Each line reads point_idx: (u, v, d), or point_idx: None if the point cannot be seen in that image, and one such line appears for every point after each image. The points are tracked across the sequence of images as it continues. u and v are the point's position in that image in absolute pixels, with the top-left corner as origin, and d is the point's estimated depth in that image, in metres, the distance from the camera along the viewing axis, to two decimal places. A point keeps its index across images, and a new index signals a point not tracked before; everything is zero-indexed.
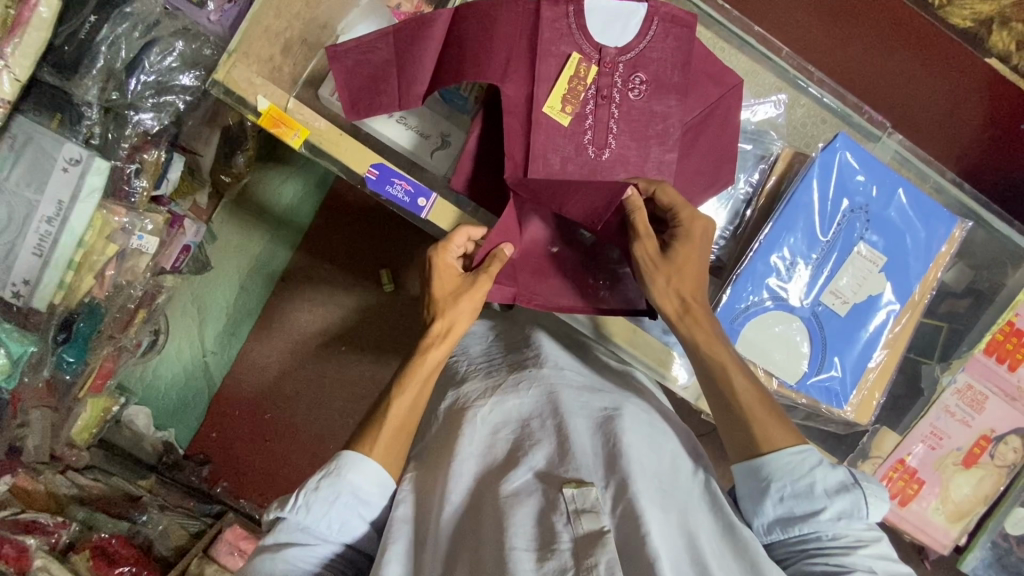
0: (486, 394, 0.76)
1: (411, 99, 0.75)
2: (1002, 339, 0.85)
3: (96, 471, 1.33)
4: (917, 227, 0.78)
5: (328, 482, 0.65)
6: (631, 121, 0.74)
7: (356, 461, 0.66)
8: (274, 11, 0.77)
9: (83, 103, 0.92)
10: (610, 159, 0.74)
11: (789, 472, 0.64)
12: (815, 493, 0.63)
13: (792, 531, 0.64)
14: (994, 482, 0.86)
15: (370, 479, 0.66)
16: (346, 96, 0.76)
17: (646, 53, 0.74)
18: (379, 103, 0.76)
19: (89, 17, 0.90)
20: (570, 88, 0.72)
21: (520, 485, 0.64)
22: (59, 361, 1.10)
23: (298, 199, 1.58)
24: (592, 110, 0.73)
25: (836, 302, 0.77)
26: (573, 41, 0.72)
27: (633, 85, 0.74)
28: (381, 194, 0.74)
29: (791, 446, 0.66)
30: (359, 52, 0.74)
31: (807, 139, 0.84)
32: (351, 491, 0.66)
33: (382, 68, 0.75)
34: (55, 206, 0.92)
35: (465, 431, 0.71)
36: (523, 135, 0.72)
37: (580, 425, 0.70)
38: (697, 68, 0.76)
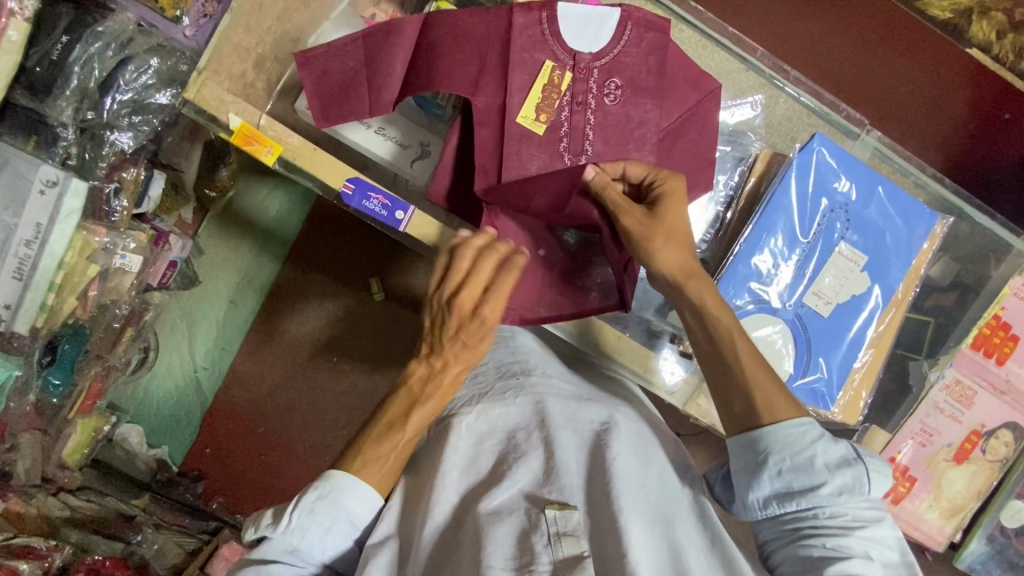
0: (472, 401, 0.75)
1: (381, 104, 0.75)
2: (989, 333, 0.85)
3: (89, 492, 1.27)
4: (898, 224, 0.77)
5: (322, 504, 0.63)
6: (608, 125, 0.75)
7: (354, 485, 0.64)
8: (245, 28, 0.78)
9: (58, 124, 0.91)
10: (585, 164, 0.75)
11: (789, 445, 0.63)
12: (815, 468, 0.63)
13: (789, 506, 0.63)
14: (986, 477, 0.86)
15: (365, 505, 0.64)
16: (316, 103, 0.76)
17: (620, 58, 0.75)
18: (348, 109, 0.76)
19: (60, 37, 0.89)
20: (545, 96, 0.74)
21: (503, 503, 0.64)
22: (44, 384, 1.11)
23: (284, 212, 1.58)
24: (568, 117, 0.75)
25: (819, 302, 0.77)
26: (547, 47, 0.74)
27: (609, 90, 0.75)
28: (358, 209, 0.74)
29: (791, 419, 0.65)
30: (329, 57, 0.75)
31: (789, 136, 0.84)
32: (345, 517, 0.64)
33: (352, 74, 0.75)
34: (33, 229, 0.91)
35: (449, 439, 0.70)
36: (496, 147, 0.74)
37: (567, 439, 0.70)
38: (671, 74, 0.77)
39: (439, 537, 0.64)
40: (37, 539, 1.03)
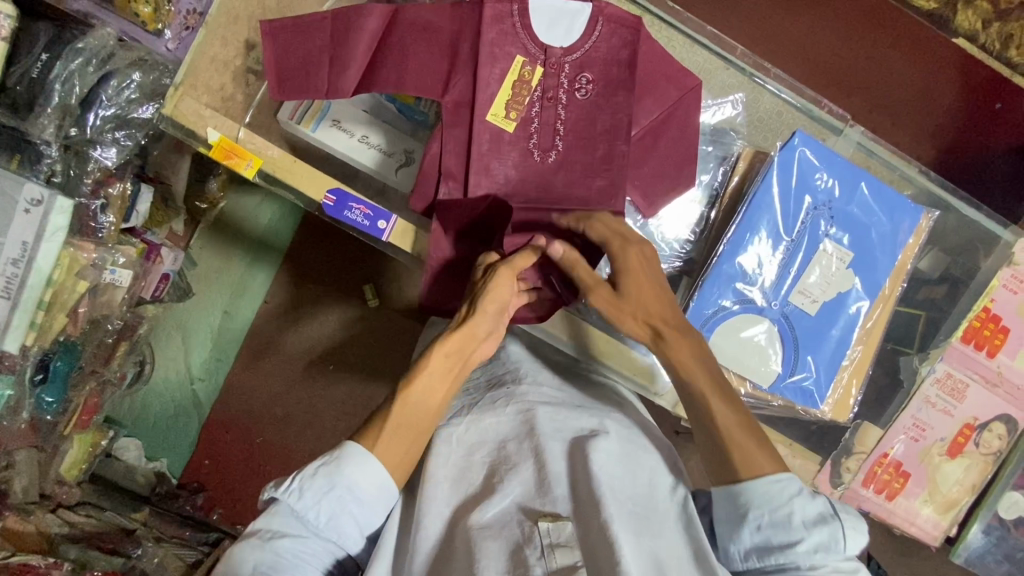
0: (463, 412, 0.76)
1: (340, 89, 0.74)
2: (979, 326, 0.84)
3: (89, 506, 1.27)
4: (882, 219, 0.77)
5: (326, 471, 0.60)
6: (581, 120, 0.75)
7: (359, 456, 0.61)
8: (221, 41, 0.77)
9: (42, 142, 0.91)
10: (556, 163, 0.75)
11: (769, 500, 0.63)
12: (793, 525, 0.61)
13: (769, 560, 0.61)
14: (980, 470, 0.87)
15: (368, 478, 0.61)
16: (273, 70, 0.74)
17: (591, 53, 0.75)
18: (305, 87, 0.74)
19: (40, 55, 0.90)
20: (514, 94, 0.74)
21: (495, 516, 0.63)
22: (37, 401, 1.10)
23: (276, 221, 1.57)
24: (538, 112, 0.75)
25: (806, 301, 0.77)
26: (517, 40, 0.74)
27: (580, 84, 0.75)
28: (340, 220, 0.73)
29: (771, 474, 0.64)
30: (295, 31, 0.74)
31: (768, 133, 0.84)
32: (347, 487, 0.60)
33: (315, 55, 0.74)
34: (19, 248, 0.89)
35: (438, 450, 0.71)
36: (466, 154, 0.74)
37: (555, 449, 0.69)
38: (649, 70, 0.76)
39: (432, 553, 0.63)
40: (36, 558, 1.02)
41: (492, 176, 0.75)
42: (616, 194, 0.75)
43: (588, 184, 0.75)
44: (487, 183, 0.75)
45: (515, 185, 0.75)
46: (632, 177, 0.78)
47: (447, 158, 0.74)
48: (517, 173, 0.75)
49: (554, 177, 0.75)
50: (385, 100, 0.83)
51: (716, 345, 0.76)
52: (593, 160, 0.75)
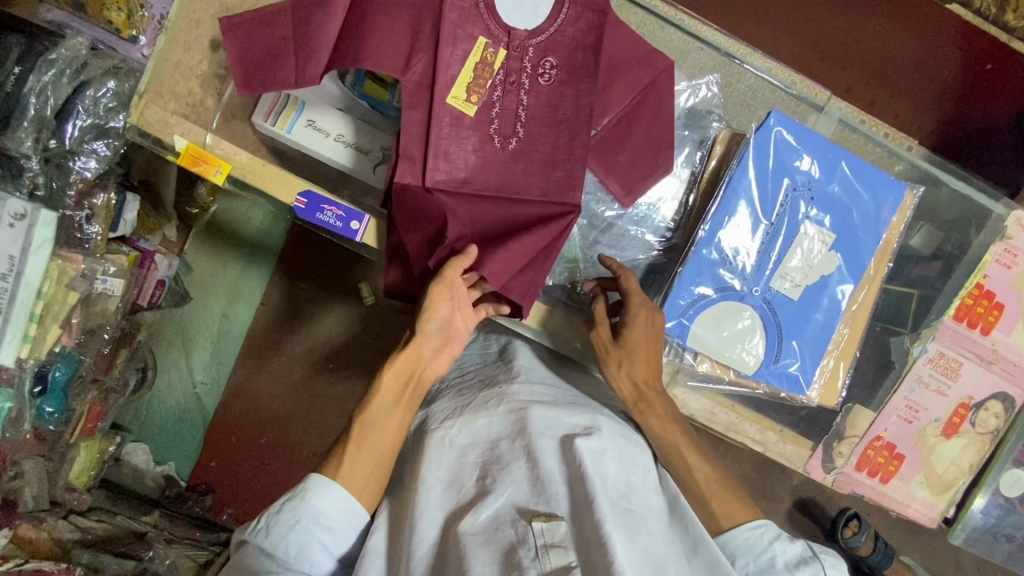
0: (454, 414, 0.75)
1: (308, 77, 0.73)
2: (971, 303, 0.82)
3: (100, 512, 1.29)
4: (865, 199, 0.76)
5: (291, 506, 0.63)
6: (543, 106, 0.74)
7: (322, 486, 0.64)
8: (183, 48, 0.80)
9: (21, 155, 0.91)
10: (518, 148, 0.75)
11: (750, 548, 0.68)
12: (776, 568, 0.66)
13: None
14: (977, 450, 0.85)
15: (335, 504, 0.64)
16: (239, 68, 0.74)
17: (555, 37, 0.74)
18: (271, 79, 0.74)
19: (13, 69, 0.88)
20: (476, 76, 0.73)
21: (488, 519, 0.62)
22: (39, 412, 1.11)
23: (268, 223, 1.56)
24: (500, 97, 0.74)
25: (788, 285, 0.76)
26: (481, 21, 0.73)
27: (544, 69, 0.74)
28: (313, 222, 0.75)
29: (748, 521, 0.70)
30: (256, 24, 0.73)
31: (744, 119, 0.86)
32: (315, 516, 0.63)
33: (280, 45, 0.73)
34: (7, 262, 0.88)
35: (431, 454, 0.70)
36: (422, 141, 0.73)
37: (547, 446, 0.68)
38: (616, 58, 0.76)
39: (428, 557, 0.62)
40: (48, 563, 1.04)
41: (452, 160, 0.74)
42: (574, 184, 0.74)
43: (552, 166, 0.74)
44: (457, 169, 0.73)
45: (486, 172, 0.74)
46: (609, 166, 0.78)
47: (407, 140, 0.73)
48: (476, 158, 0.74)
49: (513, 165, 0.75)
50: (357, 96, 0.81)
51: (697, 333, 0.75)
52: (555, 146, 0.75)
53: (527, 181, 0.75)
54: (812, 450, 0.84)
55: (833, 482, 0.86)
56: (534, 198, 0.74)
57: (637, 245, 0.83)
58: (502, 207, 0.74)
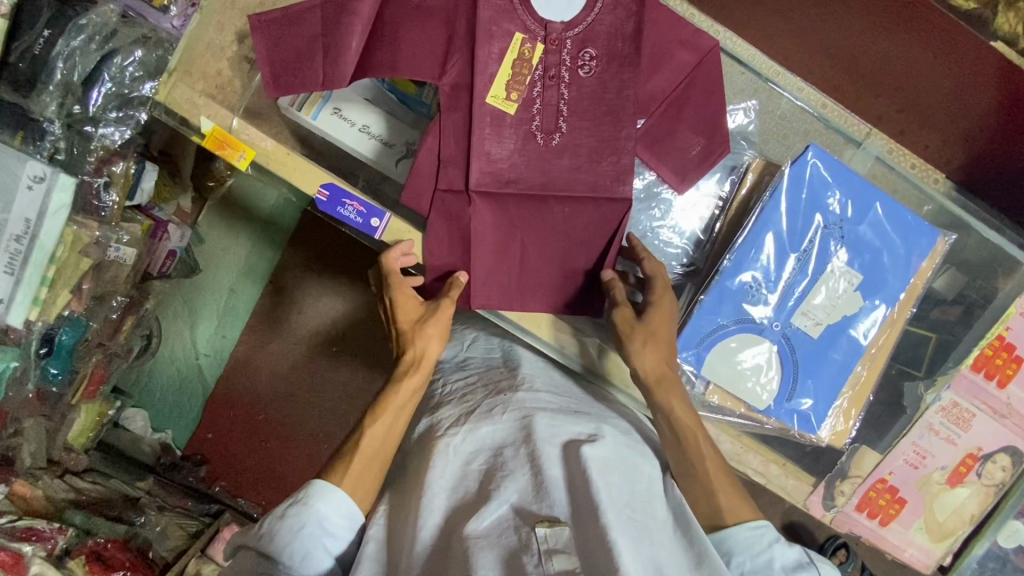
0: (459, 421, 0.75)
1: (335, 80, 0.72)
2: (991, 354, 0.83)
3: (96, 474, 1.31)
4: (896, 242, 0.75)
5: (295, 511, 0.64)
6: (584, 99, 0.73)
7: (324, 491, 0.65)
8: (215, 26, 0.79)
9: (44, 119, 0.90)
10: (561, 144, 0.73)
11: (749, 546, 0.66)
12: (773, 570, 0.65)
13: None
14: (981, 501, 0.84)
15: (337, 508, 0.65)
16: (268, 67, 0.73)
17: (594, 26, 0.72)
18: (300, 80, 0.73)
19: (42, 31, 0.87)
20: (514, 74, 0.71)
21: (491, 524, 0.62)
22: (43, 373, 1.09)
23: (282, 202, 1.55)
24: (540, 93, 0.72)
25: (808, 323, 0.75)
26: (516, 17, 0.71)
27: (584, 61, 0.72)
28: (332, 215, 0.75)
29: (750, 521, 0.68)
30: (284, 22, 0.72)
31: (782, 145, 0.84)
32: (318, 521, 0.64)
33: (308, 45, 0.72)
34: (23, 224, 0.88)
35: (435, 460, 0.69)
36: (466, 137, 0.72)
37: (553, 454, 0.68)
38: (650, 51, 0.74)
39: (427, 555, 0.62)
40: (41, 520, 1.08)
41: (494, 160, 0.72)
42: (624, 177, 0.73)
43: (598, 178, 0.73)
44: (481, 171, 0.72)
45: (518, 169, 0.73)
46: (661, 155, 0.77)
47: (448, 145, 0.73)
48: (520, 156, 0.73)
49: (558, 160, 0.73)
50: (387, 89, 0.80)
51: (710, 363, 0.75)
52: (598, 138, 0.73)
53: (574, 177, 0.73)
54: (814, 486, 0.84)
55: (832, 519, 0.86)
56: (583, 193, 0.73)
57: None
58: (551, 206, 0.74)
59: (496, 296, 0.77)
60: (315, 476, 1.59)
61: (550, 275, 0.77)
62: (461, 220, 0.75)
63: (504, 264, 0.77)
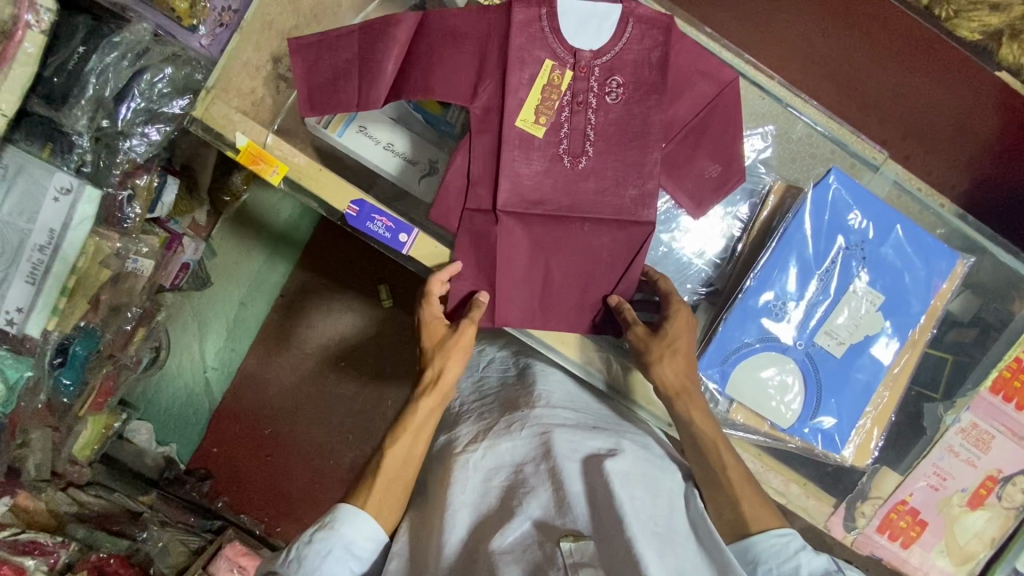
0: (477, 438, 0.75)
1: (368, 101, 0.75)
2: (1009, 377, 0.83)
3: (99, 487, 1.31)
4: (916, 264, 0.76)
5: (321, 536, 0.62)
6: (611, 123, 0.75)
7: (350, 515, 0.64)
8: (253, 46, 0.81)
9: (74, 132, 0.91)
10: (587, 168, 0.75)
11: (775, 554, 0.64)
12: None
13: None
14: (1001, 524, 0.85)
15: (364, 533, 0.64)
16: (305, 89, 0.76)
17: (622, 55, 0.74)
18: (335, 101, 0.76)
19: (77, 48, 0.90)
20: (544, 98, 0.74)
21: (516, 540, 0.62)
22: (56, 384, 1.09)
23: (296, 216, 1.56)
24: (568, 117, 0.74)
25: (831, 343, 0.76)
26: (546, 44, 0.73)
27: (611, 88, 0.75)
28: (361, 230, 0.77)
29: (774, 529, 0.66)
30: (322, 45, 0.75)
31: (801, 169, 0.85)
32: (344, 545, 0.62)
33: (344, 68, 0.75)
34: (47, 235, 0.90)
35: (456, 476, 0.70)
36: (494, 159, 0.74)
37: (573, 469, 0.68)
38: (674, 79, 0.76)
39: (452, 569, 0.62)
40: (43, 534, 1.08)
41: (521, 180, 0.74)
42: (648, 201, 0.75)
43: (622, 202, 0.75)
44: (509, 192, 0.74)
45: (545, 190, 0.75)
46: (680, 181, 0.79)
47: (476, 164, 0.74)
48: (547, 177, 0.75)
49: (583, 183, 0.75)
50: (412, 109, 0.82)
51: (735, 381, 0.76)
52: (624, 162, 0.75)
53: (598, 200, 0.75)
54: (834, 507, 0.84)
55: (852, 541, 0.86)
56: (607, 215, 0.75)
57: None
58: (576, 226, 0.76)
59: (518, 318, 0.78)
60: (321, 492, 1.57)
61: (569, 297, 0.78)
62: (487, 239, 0.76)
63: (527, 284, 0.78)
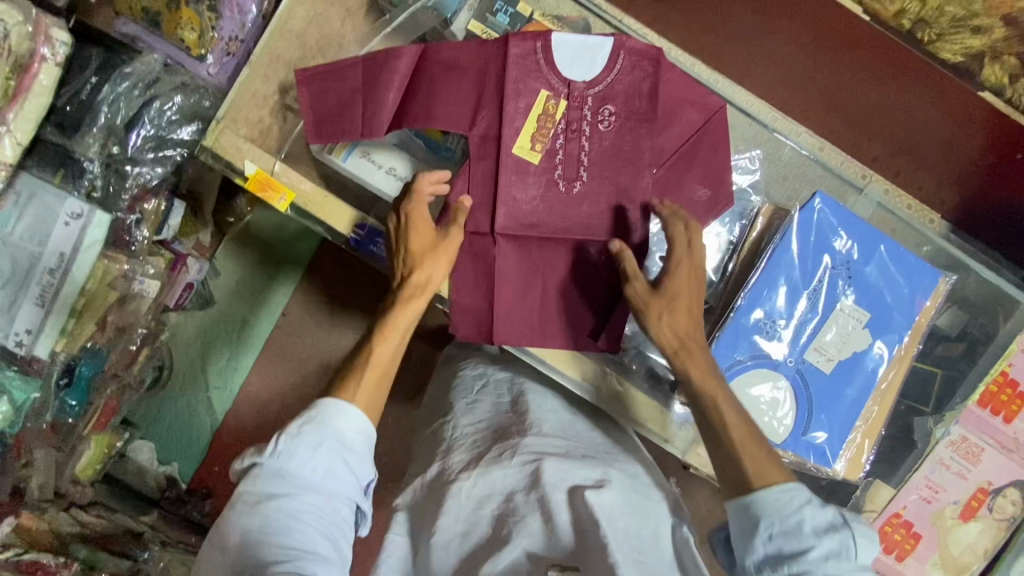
0: (468, 466, 0.78)
1: (372, 130, 0.78)
2: (995, 390, 0.85)
3: (101, 507, 1.29)
4: (901, 283, 0.78)
5: (310, 428, 0.65)
6: (604, 150, 0.77)
7: (338, 407, 0.67)
8: (262, 78, 0.84)
9: (85, 159, 0.94)
10: (581, 192, 0.78)
11: (778, 508, 0.65)
12: (803, 532, 0.64)
13: (782, 570, 0.64)
14: (994, 536, 0.85)
15: (352, 424, 0.67)
16: (311, 118, 0.79)
17: (614, 86, 0.77)
18: (341, 130, 0.79)
19: (91, 78, 0.94)
20: (540, 125, 0.77)
21: (507, 567, 0.68)
22: (61, 405, 1.10)
23: (299, 236, 1.59)
24: (562, 144, 0.77)
25: (821, 359, 0.78)
26: (542, 75, 0.77)
27: (603, 116, 0.78)
28: (365, 250, 0.81)
29: (779, 483, 0.67)
30: (328, 77, 0.78)
31: (791, 192, 0.91)
32: (334, 436, 0.66)
33: (349, 97, 0.78)
34: (57, 258, 0.93)
35: (448, 505, 0.75)
36: (493, 183, 0.77)
37: (561, 500, 0.71)
38: (663, 107, 0.79)
39: None
40: (47, 554, 1.07)
41: (518, 203, 0.77)
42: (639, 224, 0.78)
43: (615, 224, 0.78)
44: (506, 216, 0.77)
45: (541, 212, 0.78)
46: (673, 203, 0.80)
47: (474, 190, 0.78)
48: (542, 202, 0.78)
49: (578, 207, 0.78)
50: (413, 135, 0.86)
51: None
52: (617, 187, 0.78)
53: (593, 222, 0.78)
54: None
55: None
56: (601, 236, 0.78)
57: None
58: (571, 245, 0.79)
59: (515, 336, 0.80)
60: None
61: (566, 315, 0.80)
62: (485, 258, 0.79)
63: (525, 300, 0.80)
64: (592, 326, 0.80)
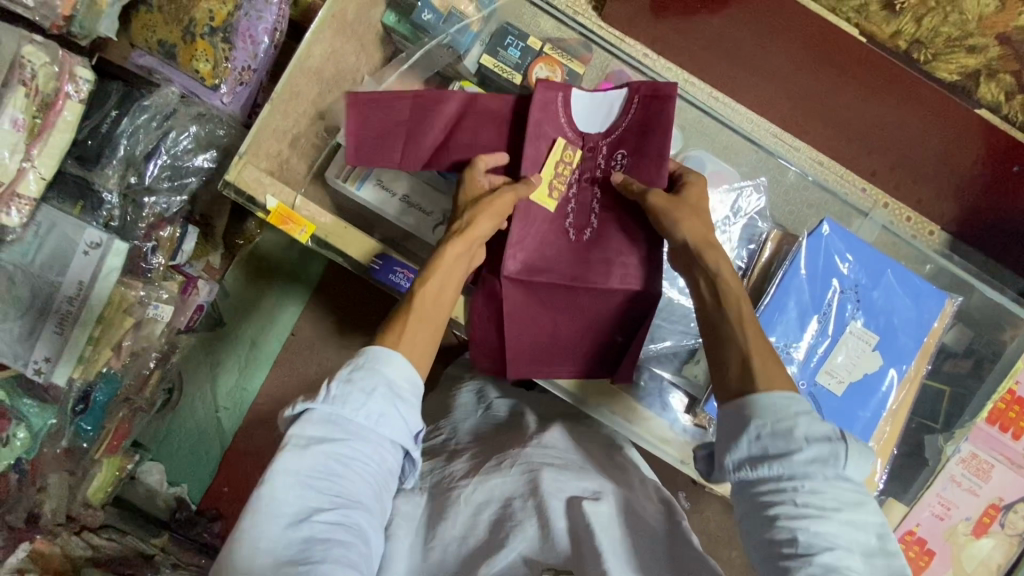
0: (469, 474, 0.77)
1: (412, 162, 0.84)
2: (1004, 408, 0.89)
3: (112, 530, 1.26)
4: (907, 305, 0.80)
5: (360, 374, 0.60)
6: (615, 196, 0.81)
7: (387, 355, 0.62)
8: (281, 114, 0.86)
9: (103, 190, 0.97)
10: (592, 238, 0.80)
11: (772, 412, 0.59)
12: (794, 436, 0.57)
13: (762, 470, 0.57)
14: (1006, 551, 0.88)
15: (403, 373, 0.62)
16: (352, 142, 0.83)
17: (627, 131, 0.81)
18: (381, 158, 0.84)
19: (110, 111, 0.98)
20: (557, 173, 0.81)
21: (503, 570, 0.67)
22: (77, 429, 1.11)
23: (307, 256, 1.61)
24: (575, 194, 0.82)
25: (832, 381, 0.79)
26: (558, 124, 0.82)
27: (617, 161, 0.81)
28: (384, 281, 0.81)
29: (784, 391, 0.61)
30: (376, 108, 0.83)
31: (799, 220, 0.94)
32: (386, 384, 0.61)
33: (394, 130, 0.83)
34: (76, 286, 0.95)
35: (448, 512, 0.73)
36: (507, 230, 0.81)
37: (559, 507, 0.71)
38: (671, 145, 0.81)
39: None
40: None
41: (529, 246, 0.81)
42: (653, 272, 0.79)
43: (629, 273, 0.79)
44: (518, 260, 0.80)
45: (552, 260, 0.81)
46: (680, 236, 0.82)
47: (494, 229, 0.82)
48: (553, 249, 0.81)
49: (589, 254, 0.80)
50: None
51: None
52: (627, 235, 0.79)
53: (607, 271, 0.79)
54: None
55: None
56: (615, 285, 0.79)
57: (682, 330, 0.87)
58: (581, 293, 0.80)
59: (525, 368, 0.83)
60: None
61: (578, 351, 0.82)
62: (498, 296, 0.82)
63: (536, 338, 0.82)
64: (603, 360, 0.83)
